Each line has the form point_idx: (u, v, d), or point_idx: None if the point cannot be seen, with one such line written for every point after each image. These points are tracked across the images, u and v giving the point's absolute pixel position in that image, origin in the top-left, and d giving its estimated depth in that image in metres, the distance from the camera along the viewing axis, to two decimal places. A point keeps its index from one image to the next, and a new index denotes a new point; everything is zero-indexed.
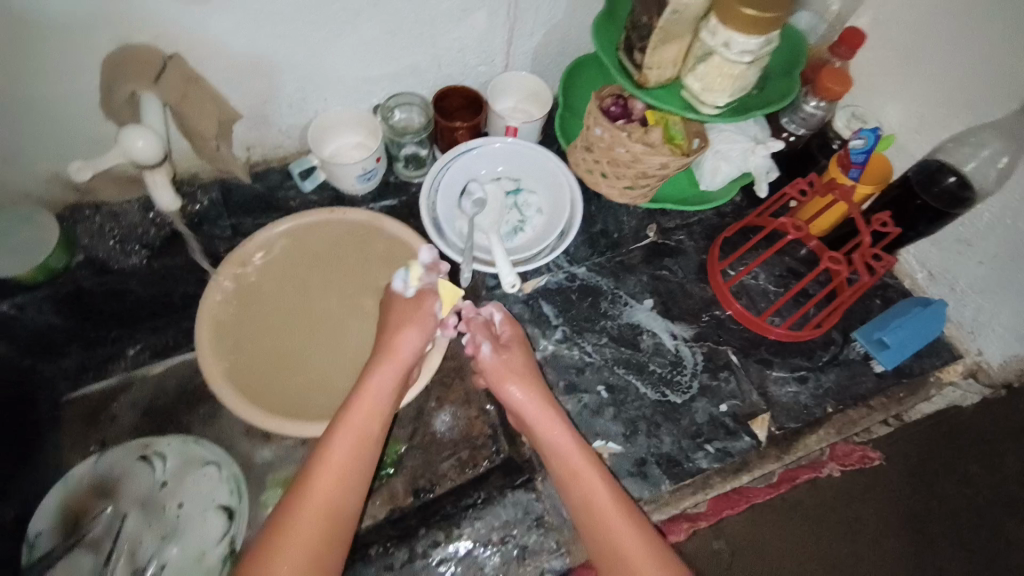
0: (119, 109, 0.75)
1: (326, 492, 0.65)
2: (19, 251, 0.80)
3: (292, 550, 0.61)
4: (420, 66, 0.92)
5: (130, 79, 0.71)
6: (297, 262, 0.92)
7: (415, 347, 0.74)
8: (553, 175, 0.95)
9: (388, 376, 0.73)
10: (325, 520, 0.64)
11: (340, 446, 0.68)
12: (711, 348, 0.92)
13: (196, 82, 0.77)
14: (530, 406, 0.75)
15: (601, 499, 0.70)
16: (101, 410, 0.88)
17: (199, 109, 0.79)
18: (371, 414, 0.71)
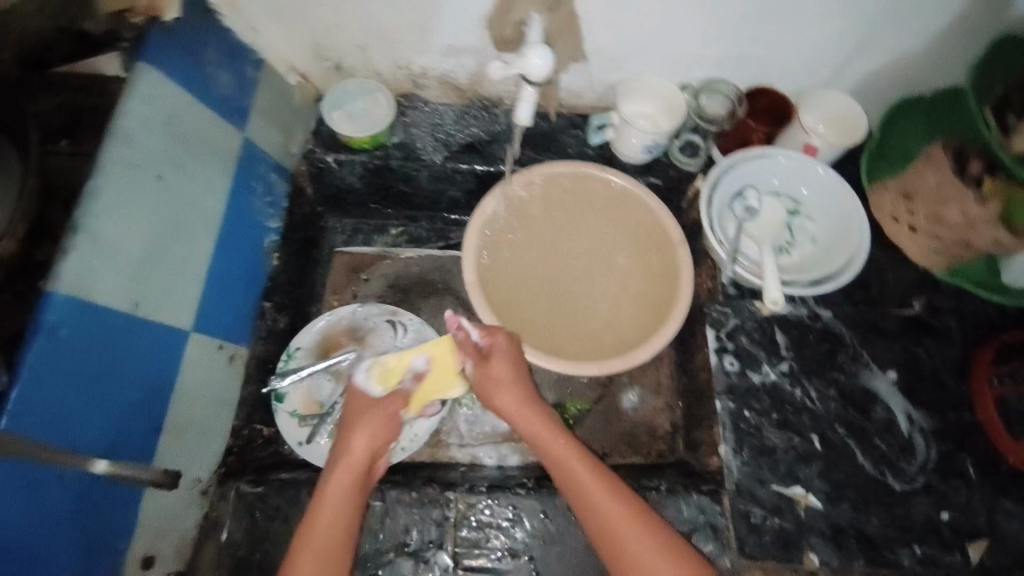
0: (503, 28, 0.80)
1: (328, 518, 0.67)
2: (359, 118, 0.93)
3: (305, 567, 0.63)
4: (751, 59, 0.89)
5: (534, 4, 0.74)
6: (575, 207, 0.95)
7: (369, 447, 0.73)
8: (846, 209, 0.86)
9: (360, 455, 0.72)
10: (330, 546, 0.65)
11: (333, 487, 0.69)
12: (950, 451, 0.82)
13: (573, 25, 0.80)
14: (526, 423, 0.76)
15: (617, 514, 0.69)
16: (360, 269, 1.04)
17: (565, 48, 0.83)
18: (354, 478, 0.70)
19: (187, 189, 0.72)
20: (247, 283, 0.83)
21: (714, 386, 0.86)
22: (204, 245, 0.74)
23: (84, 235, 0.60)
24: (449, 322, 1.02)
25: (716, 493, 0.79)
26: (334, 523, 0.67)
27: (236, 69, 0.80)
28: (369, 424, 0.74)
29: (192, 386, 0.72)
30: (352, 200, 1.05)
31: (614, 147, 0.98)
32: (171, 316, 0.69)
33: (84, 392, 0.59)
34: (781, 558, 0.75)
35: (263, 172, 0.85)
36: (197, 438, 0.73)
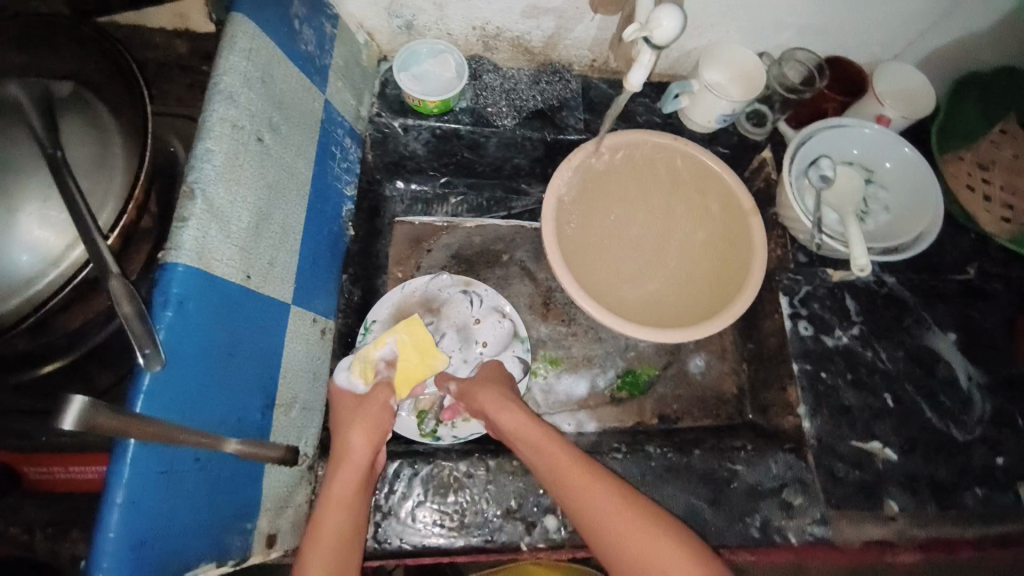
0: None
1: (333, 522, 0.63)
2: (424, 82, 0.89)
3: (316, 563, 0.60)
4: (827, 27, 0.91)
5: None
6: (654, 178, 0.95)
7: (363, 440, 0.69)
8: (918, 178, 0.89)
9: (361, 457, 0.68)
10: (340, 540, 0.63)
11: (336, 492, 0.65)
12: (1005, 404, 0.88)
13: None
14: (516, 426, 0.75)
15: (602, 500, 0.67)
16: (423, 239, 1.02)
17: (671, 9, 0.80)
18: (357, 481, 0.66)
19: (281, 153, 0.67)
20: (330, 253, 0.80)
21: (791, 350, 0.89)
22: (297, 213, 0.71)
23: (202, 201, 0.55)
24: (517, 293, 1.01)
25: (799, 451, 0.83)
26: (342, 521, 0.64)
27: (316, 24, 0.76)
28: (363, 422, 0.71)
29: (294, 361, 0.69)
30: (411, 167, 1.01)
31: (685, 116, 0.99)
32: (275, 288, 0.66)
33: (208, 368, 0.55)
34: (865, 507, 0.79)
35: (340, 137, 0.82)
36: (299, 413, 0.70)
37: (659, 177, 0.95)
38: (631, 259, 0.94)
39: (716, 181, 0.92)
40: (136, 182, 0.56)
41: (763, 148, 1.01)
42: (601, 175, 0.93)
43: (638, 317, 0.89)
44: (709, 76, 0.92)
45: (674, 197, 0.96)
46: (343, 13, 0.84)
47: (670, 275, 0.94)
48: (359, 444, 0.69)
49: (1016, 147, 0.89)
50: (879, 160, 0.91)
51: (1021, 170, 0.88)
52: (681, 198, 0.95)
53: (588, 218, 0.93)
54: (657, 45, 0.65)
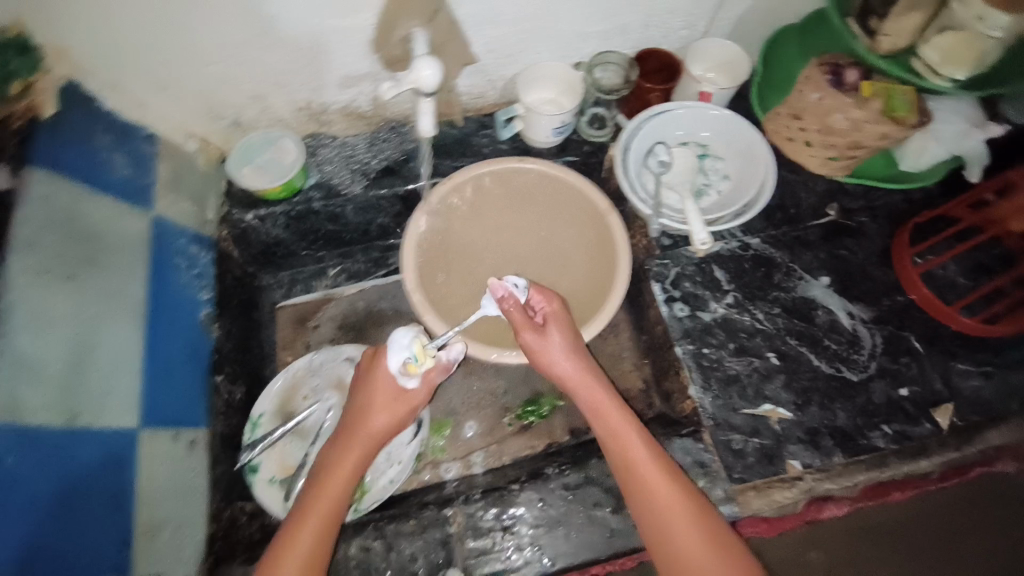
0: (391, 48, 0.81)
1: (326, 500, 0.66)
2: (268, 168, 0.93)
3: (315, 521, 0.64)
4: (630, 26, 0.95)
5: (416, 18, 0.77)
6: (503, 207, 0.99)
7: (386, 427, 0.69)
8: (745, 141, 0.94)
9: (373, 435, 0.69)
10: (329, 517, 0.65)
11: (342, 468, 0.68)
12: (893, 333, 0.89)
13: (456, 27, 0.83)
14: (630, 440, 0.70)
15: (666, 499, 0.67)
16: (308, 317, 1.03)
17: (450, 52, 0.85)
18: (355, 460, 0.68)
19: (105, 283, 0.70)
20: (191, 362, 0.81)
21: (673, 333, 0.90)
22: (135, 334, 0.73)
23: (7, 356, 0.57)
24: None
25: (697, 432, 0.83)
26: (306, 542, 0.63)
27: (130, 150, 0.80)
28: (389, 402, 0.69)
29: (153, 484, 0.70)
30: (282, 252, 1.03)
31: (527, 137, 1.02)
32: (117, 418, 0.67)
33: (41, 515, 0.57)
34: (769, 473, 0.79)
35: (182, 247, 0.84)
36: (174, 531, 0.72)
37: (502, 199, 0.98)
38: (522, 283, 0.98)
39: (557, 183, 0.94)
40: None
41: (608, 147, 1.05)
42: (448, 226, 0.96)
43: None
44: (534, 99, 0.96)
45: (523, 207, 0.99)
46: (166, 130, 0.87)
47: (555, 277, 0.98)
48: (380, 424, 0.69)
49: (816, 89, 0.83)
50: (705, 134, 0.97)
51: (829, 111, 0.83)
52: (530, 205, 0.98)
53: (461, 271, 0.98)
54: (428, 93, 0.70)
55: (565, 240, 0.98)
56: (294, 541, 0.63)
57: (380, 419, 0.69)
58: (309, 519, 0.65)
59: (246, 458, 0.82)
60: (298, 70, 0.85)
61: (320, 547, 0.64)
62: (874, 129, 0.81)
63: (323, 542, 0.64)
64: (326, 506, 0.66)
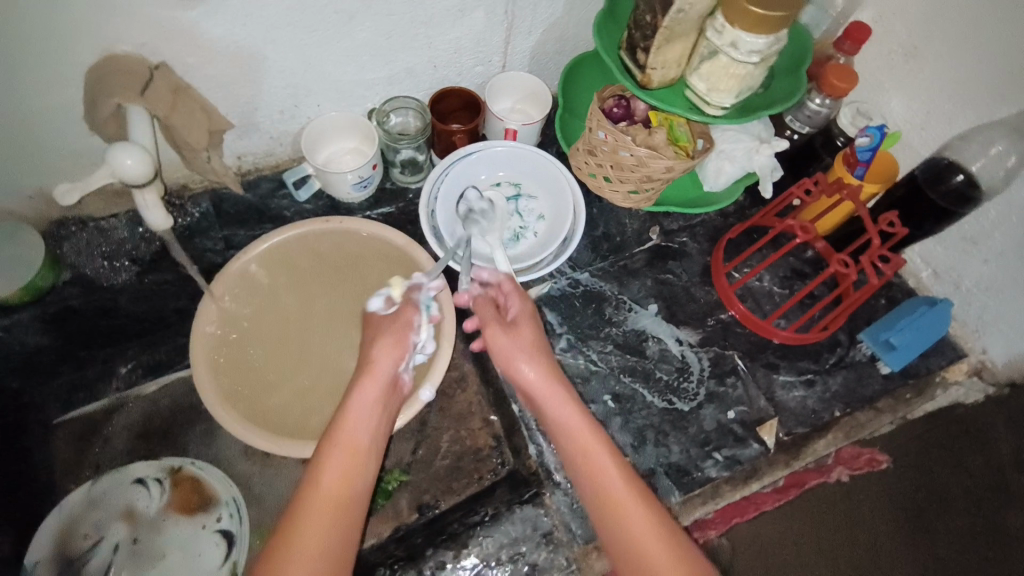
0: (102, 123, 0.71)
1: (323, 493, 0.62)
2: (3, 270, 0.77)
3: (330, 478, 0.63)
4: (416, 69, 0.89)
5: (116, 92, 0.66)
6: (307, 280, 0.89)
7: (393, 360, 0.72)
8: (553, 179, 0.92)
9: (383, 373, 0.71)
10: (338, 492, 0.63)
11: (354, 411, 0.68)
12: (718, 354, 0.90)
13: (184, 93, 0.74)
14: (569, 420, 0.68)
15: (634, 511, 0.62)
16: (93, 432, 0.85)
17: (188, 120, 0.75)
18: (377, 398, 0.70)
19: None
20: None
21: (507, 392, 0.89)
22: None
23: None
24: (226, 445, 0.85)
25: (538, 496, 0.83)
26: (331, 495, 0.62)
27: None
28: (389, 338, 0.74)
29: None
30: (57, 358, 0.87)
31: (330, 192, 0.93)
32: None
33: None
34: None
35: None
36: None
37: (303, 271, 0.88)
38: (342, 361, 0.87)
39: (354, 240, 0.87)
40: None
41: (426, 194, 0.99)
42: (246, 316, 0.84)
43: None
44: (334, 152, 0.91)
45: (329, 275, 0.89)
46: None
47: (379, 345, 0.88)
48: (368, 392, 0.70)
49: (601, 128, 0.81)
50: (516, 174, 0.94)
51: (616, 148, 0.81)
52: (335, 271, 0.89)
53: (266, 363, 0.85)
54: (134, 182, 0.65)
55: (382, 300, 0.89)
56: (315, 490, 0.62)
57: (386, 351, 0.72)
58: (312, 513, 0.61)
59: None
60: (3, 155, 0.72)
61: (337, 530, 0.61)
62: (658, 163, 0.79)
63: (346, 509, 0.62)
64: (329, 491, 0.62)
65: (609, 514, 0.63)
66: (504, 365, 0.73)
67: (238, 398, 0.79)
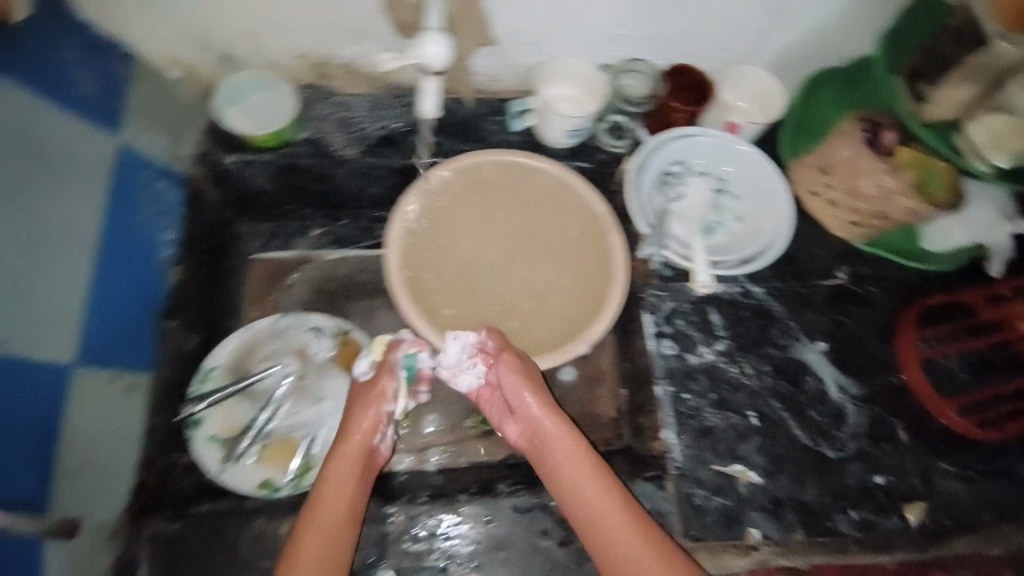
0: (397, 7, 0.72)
1: (323, 513, 0.68)
2: (257, 113, 0.84)
3: (313, 528, 0.67)
4: (672, 35, 0.87)
5: None
6: (494, 200, 0.91)
7: (363, 439, 0.72)
8: (767, 182, 0.87)
9: (359, 441, 0.73)
10: (336, 521, 0.68)
11: (333, 477, 0.71)
12: (878, 416, 0.85)
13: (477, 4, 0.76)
14: (564, 454, 0.72)
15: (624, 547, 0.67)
16: (284, 274, 0.98)
17: (470, 30, 0.77)
18: (350, 469, 0.71)
19: (46, 209, 0.63)
20: (136, 309, 0.74)
21: (656, 371, 0.85)
22: (83, 271, 0.66)
23: None
24: (381, 326, 0.97)
25: (660, 479, 0.80)
26: (318, 537, 0.66)
27: (96, 67, 0.71)
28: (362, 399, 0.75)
29: (83, 431, 0.65)
30: (263, 202, 0.95)
31: (540, 134, 0.94)
32: (47, 351, 0.62)
33: None
34: (727, 538, 0.75)
35: (148, 181, 0.76)
36: (98, 476, 0.67)
37: (493, 191, 0.90)
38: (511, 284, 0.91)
39: (550, 176, 0.88)
40: None
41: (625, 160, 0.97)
42: (437, 219, 0.88)
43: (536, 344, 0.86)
44: (553, 92, 0.88)
45: (515, 202, 0.91)
46: (147, 51, 0.78)
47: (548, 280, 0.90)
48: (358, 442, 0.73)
49: (855, 149, 0.84)
50: (728, 167, 0.89)
51: (863, 173, 0.85)
52: (522, 200, 0.91)
53: (444, 266, 0.89)
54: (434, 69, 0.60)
55: (561, 239, 0.90)
56: (306, 533, 0.67)
57: (358, 419, 0.73)
58: (313, 536, 0.66)
59: (187, 412, 0.79)
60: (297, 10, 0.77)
61: (324, 547, 0.66)
62: (904, 203, 0.84)
63: (335, 538, 0.67)
64: (331, 522, 0.67)
65: (619, 569, 0.66)
66: (518, 426, 0.77)
67: (417, 290, 0.84)
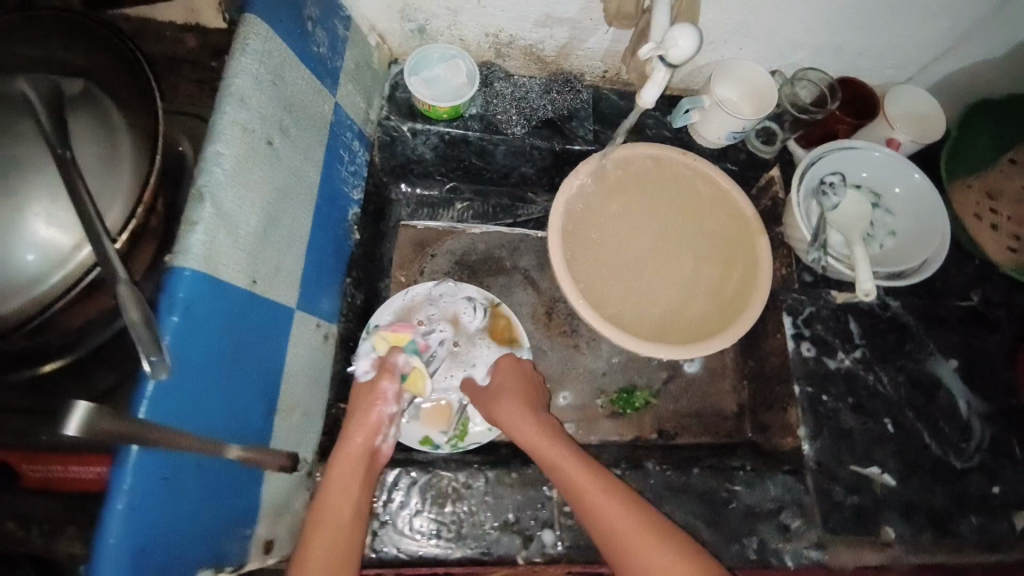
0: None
1: (333, 501, 0.66)
2: (434, 87, 0.87)
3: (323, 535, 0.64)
4: (843, 48, 0.90)
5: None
6: (643, 192, 0.94)
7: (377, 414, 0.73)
8: (924, 204, 0.90)
9: (363, 441, 0.71)
10: (338, 509, 0.66)
11: (338, 483, 0.67)
12: (1005, 435, 0.88)
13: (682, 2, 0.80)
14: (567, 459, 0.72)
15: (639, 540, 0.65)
16: (429, 244, 1.00)
17: None
18: (356, 471, 0.69)
19: (291, 156, 0.68)
20: (336, 255, 0.81)
21: (794, 371, 0.88)
22: (303, 216, 0.71)
23: (213, 205, 0.54)
24: (520, 301, 1.01)
25: (799, 472, 0.83)
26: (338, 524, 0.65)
27: (329, 28, 0.76)
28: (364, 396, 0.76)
29: (297, 368, 0.70)
30: (419, 172, 0.99)
31: (696, 132, 0.98)
32: (282, 292, 0.66)
33: (211, 376, 0.55)
34: (862, 533, 0.80)
35: (348, 140, 0.82)
36: (300, 419, 0.72)
37: (643, 182, 0.94)
38: (661, 272, 0.93)
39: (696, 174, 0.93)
40: (148, 188, 0.55)
41: (770, 166, 1.01)
42: (593, 207, 0.92)
43: (689, 329, 0.89)
44: (721, 93, 0.91)
45: (663, 194, 0.94)
46: (357, 16, 0.82)
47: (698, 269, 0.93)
48: (357, 446, 0.70)
49: None
50: (887, 183, 0.91)
51: None
52: (670, 192, 0.94)
53: (601, 249, 0.92)
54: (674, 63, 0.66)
55: (709, 231, 0.93)
56: (316, 538, 0.64)
57: (371, 403, 0.74)
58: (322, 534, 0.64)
59: (358, 367, 0.80)
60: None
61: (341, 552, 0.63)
62: None
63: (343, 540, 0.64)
64: (332, 514, 0.65)
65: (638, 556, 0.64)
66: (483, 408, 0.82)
67: (578, 274, 0.89)
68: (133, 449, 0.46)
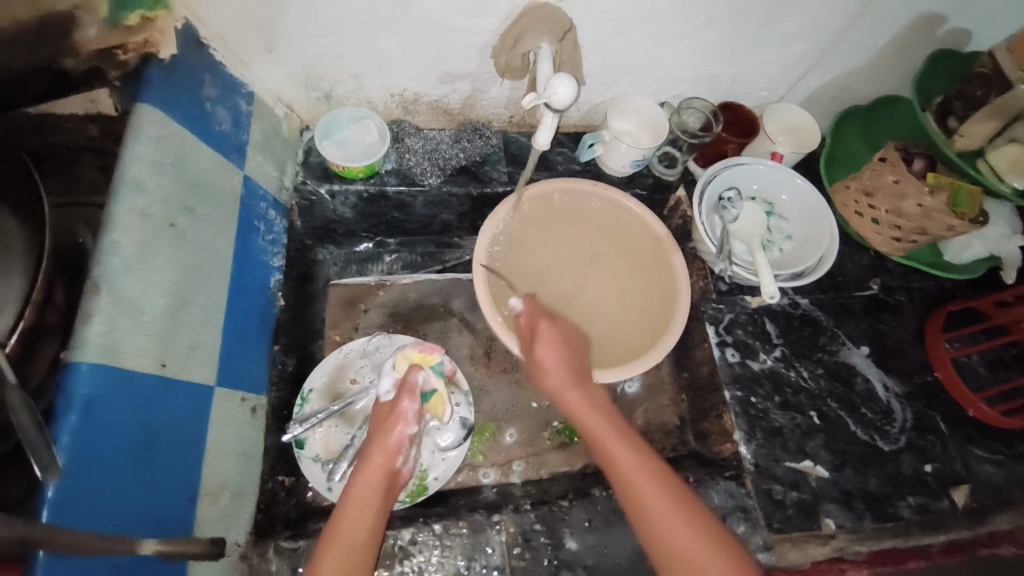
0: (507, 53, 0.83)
1: (347, 513, 0.66)
2: (346, 146, 0.90)
3: (336, 550, 0.63)
4: (720, 78, 0.99)
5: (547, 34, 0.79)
6: (553, 221, 0.98)
7: (399, 433, 0.74)
8: (810, 206, 0.98)
9: (387, 459, 0.73)
10: (353, 520, 0.66)
11: (356, 492, 0.68)
12: (921, 410, 0.94)
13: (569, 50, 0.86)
14: (599, 427, 0.74)
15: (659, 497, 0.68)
16: (359, 301, 1.01)
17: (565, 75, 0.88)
18: (378, 486, 0.70)
19: (200, 233, 0.69)
20: (260, 325, 0.82)
21: (723, 377, 0.92)
22: (219, 291, 0.72)
23: (110, 296, 0.56)
24: (457, 345, 1.01)
25: (739, 477, 0.87)
26: (354, 536, 0.64)
27: (231, 105, 0.78)
28: (386, 419, 0.77)
29: (223, 445, 0.70)
30: (341, 231, 1.01)
31: (603, 163, 1.04)
32: (199, 372, 0.66)
33: (122, 467, 0.55)
34: (806, 527, 0.83)
35: (263, 210, 0.83)
36: (231, 499, 0.71)
37: (552, 214, 0.97)
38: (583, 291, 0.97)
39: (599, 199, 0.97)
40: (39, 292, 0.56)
41: (676, 188, 1.07)
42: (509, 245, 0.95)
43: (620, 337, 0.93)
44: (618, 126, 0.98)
45: (572, 220, 0.99)
46: (260, 90, 0.85)
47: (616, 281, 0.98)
48: (377, 464, 0.72)
49: (895, 172, 0.88)
50: (775, 192, 1.00)
51: (903, 195, 0.88)
52: (577, 219, 0.98)
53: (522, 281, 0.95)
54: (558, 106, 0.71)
55: (619, 249, 0.99)
56: (332, 547, 0.63)
57: (398, 423, 0.75)
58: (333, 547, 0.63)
59: (295, 432, 0.80)
60: (401, 57, 0.85)
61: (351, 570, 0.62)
62: (942, 219, 0.85)
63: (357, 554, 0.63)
64: (344, 522, 0.65)
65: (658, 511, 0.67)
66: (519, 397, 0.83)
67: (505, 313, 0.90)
68: (39, 553, 0.47)
